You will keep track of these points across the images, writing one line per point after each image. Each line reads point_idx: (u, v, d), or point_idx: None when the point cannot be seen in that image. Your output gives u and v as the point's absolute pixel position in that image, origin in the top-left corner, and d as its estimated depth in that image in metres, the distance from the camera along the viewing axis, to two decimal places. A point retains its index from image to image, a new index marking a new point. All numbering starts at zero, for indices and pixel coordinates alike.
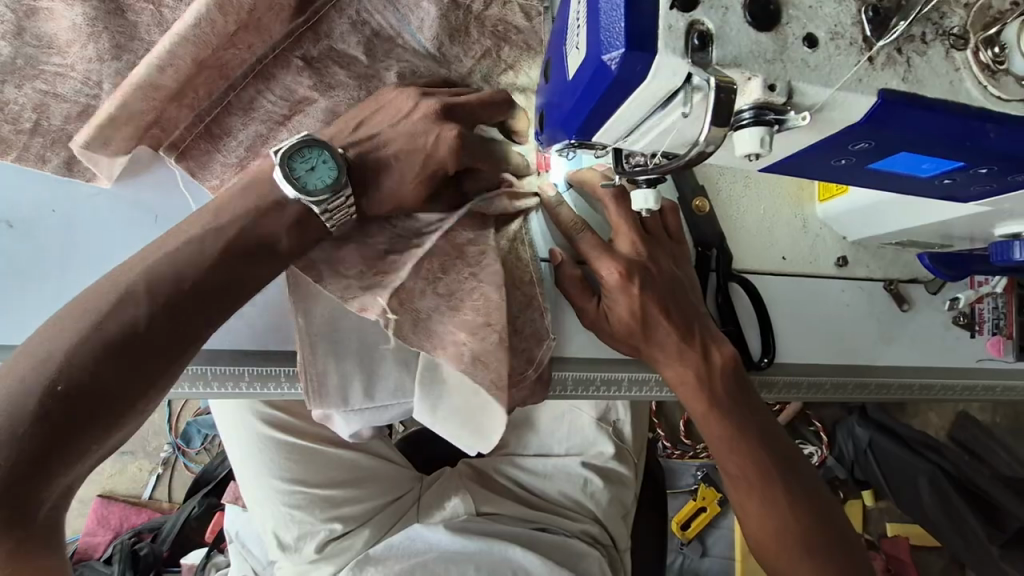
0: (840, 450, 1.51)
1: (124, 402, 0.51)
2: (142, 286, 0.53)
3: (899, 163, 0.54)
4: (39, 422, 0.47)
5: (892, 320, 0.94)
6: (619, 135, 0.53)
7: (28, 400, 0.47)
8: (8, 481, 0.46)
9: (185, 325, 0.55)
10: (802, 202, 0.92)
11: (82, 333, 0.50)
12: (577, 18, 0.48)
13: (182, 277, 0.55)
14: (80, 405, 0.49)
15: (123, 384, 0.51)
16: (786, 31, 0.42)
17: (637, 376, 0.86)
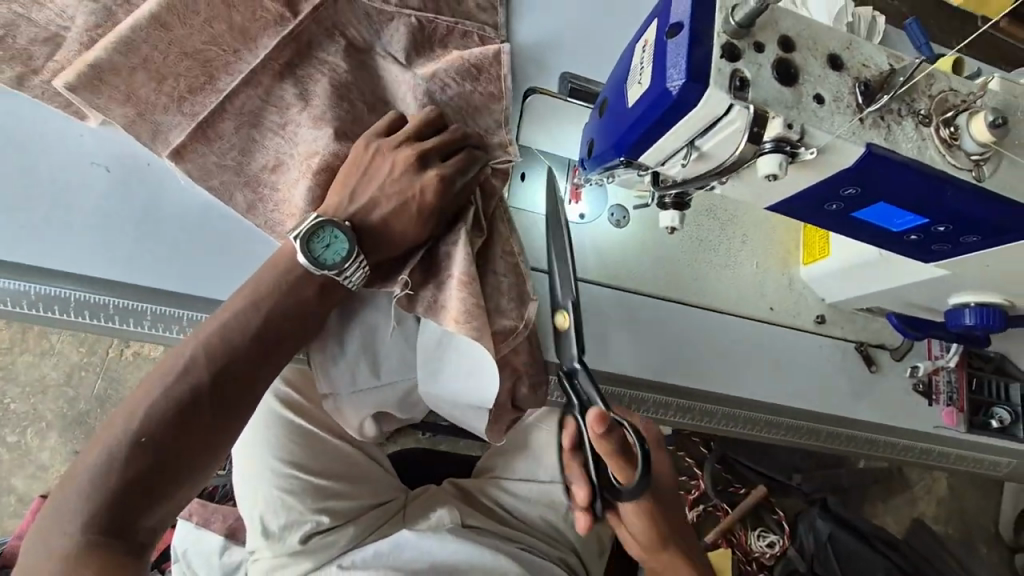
0: (801, 542, 1.58)
1: (203, 449, 0.64)
2: (206, 351, 0.66)
3: (876, 213, 0.67)
4: (136, 474, 0.60)
5: (862, 379, 1.06)
6: (661, 158, 0.65)
7: (121, 455, 0.60)
8: (116, 512, 0.58)
9: (236, 383, 0.67)
10: (789, 261, 1.05)
11: (167, 386, 0.64)
12: (641, 62, 0.61)
13: (225, 346, 0.67)
14: (164, 454, 0.62)
15: (197, 432, 0.64)
16: (802, 88, 0.56)
17: (639, 395, 0.93)
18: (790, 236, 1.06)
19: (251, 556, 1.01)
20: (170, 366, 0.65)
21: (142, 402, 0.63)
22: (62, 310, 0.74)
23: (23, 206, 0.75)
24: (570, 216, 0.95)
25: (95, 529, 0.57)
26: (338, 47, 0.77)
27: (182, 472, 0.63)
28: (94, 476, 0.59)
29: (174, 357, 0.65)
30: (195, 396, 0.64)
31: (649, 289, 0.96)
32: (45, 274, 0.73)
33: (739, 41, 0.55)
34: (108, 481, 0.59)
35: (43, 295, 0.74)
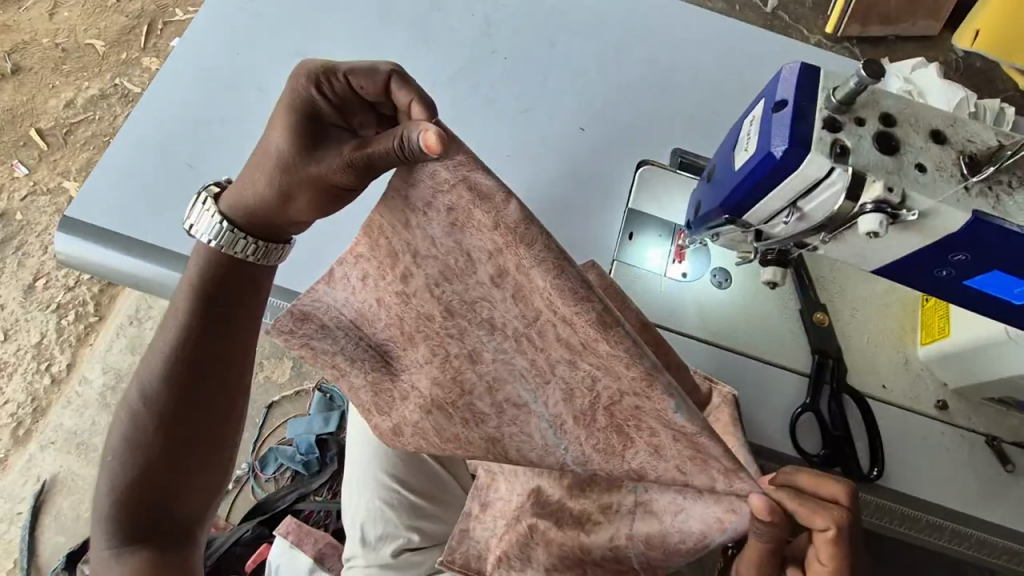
0: None
1: (192, 430, 0.78)
2: (174, 348, 0.77)
3: (992, 282, 0.67)
4: (167, 456, 0.76)
5: (996, 477, 0.96)
6: (764, 216, 0.72)
7: (153, 448, 0.76)
8: (164, 483, 0.76)
9: (214, 341, 0.78)
10: (904, 339, 1.02)
11: (158, 374, 0.77)
12: (748, 132, 0.70)
13: (206, 341, 0.78)
14: (187, 433, 0.77)
15: (187, 433, 0.77)
16: (902, 157, 0.62)
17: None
18: (906, 314, 1.04)
19: (346, 566, 1.08)
20: (152, 361, 0.77)
21: (151, 375, 0.77)
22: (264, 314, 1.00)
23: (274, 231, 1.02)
24: (672, 274, 1.02)
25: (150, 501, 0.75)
26: None
27: (196, 453, 0.78)
28: (137, 447, 0.75)
29: (173, 350, 0.77)
30: (196, 370, 0.77)
31: (748, 351, 0.98)
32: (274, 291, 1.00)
33: (839, 116, 0.63)
34: (147, 459, 0.75)
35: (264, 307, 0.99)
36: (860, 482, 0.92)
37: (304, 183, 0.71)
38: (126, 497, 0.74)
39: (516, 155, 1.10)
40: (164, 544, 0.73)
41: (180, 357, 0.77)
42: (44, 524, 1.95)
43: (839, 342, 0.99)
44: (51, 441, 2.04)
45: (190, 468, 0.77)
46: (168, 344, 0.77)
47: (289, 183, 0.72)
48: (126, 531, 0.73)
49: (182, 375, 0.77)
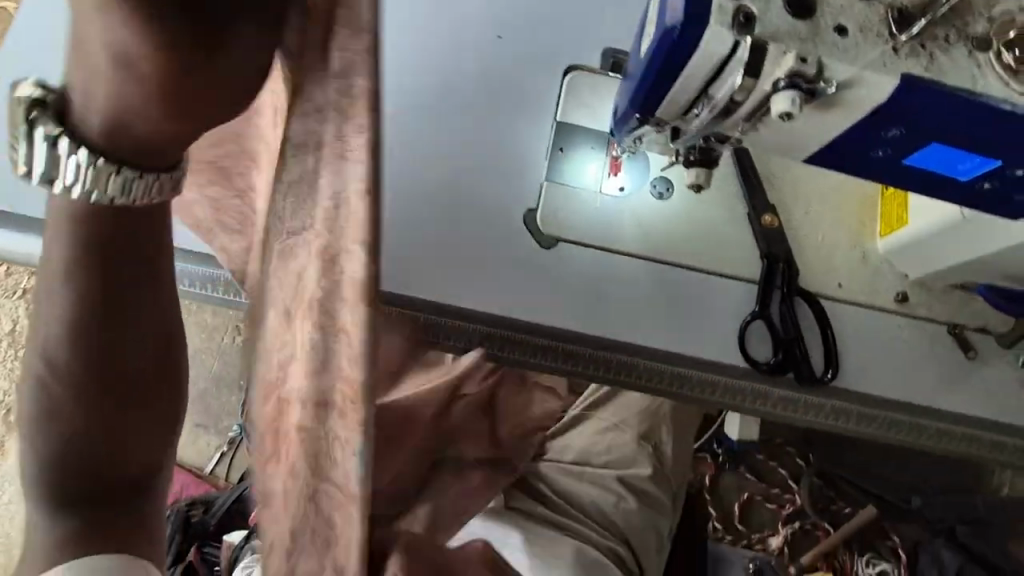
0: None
1: (117, 398, 0.55)
2: (60, 293, 0.51)
3: (932, 158, 0.60)
4: (89, 426, 0.54)
5: (957, 366, 0.92)
6: (676, 112, 0.64)
7: (68, 418, 0.54)
8: (91, 459, 0.55)
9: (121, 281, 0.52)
10: (863, 233, 0.95)
11: (56, 328, 0.52)
12: (650, 12, 0.60)
13: (112, 278, 0.52)
14: (109, 395, 0.54)
15: (114, 402, 0.55)
16: (818, 19, 0.53)
17: (631, 360, 0.89)
18: (863, 206, 0.97)
19: None
20: (37, 312, 0.53)
21: (45, 329, 0.53)
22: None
23: None
24: (609, 190, 0.94)
25: (75, 477, 0.55)
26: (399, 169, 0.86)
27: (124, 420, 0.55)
28: (46, 418, 0.54)
29: (54, 300, 0.52)
30: (91, 324, 0.52)
31: (693, 263, 0.92)
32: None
33: None
34: (62, 428, 0.54)
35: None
36: (813, 386, 0.88)
37: (104, 72, 0.38)
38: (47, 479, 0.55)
39: (392, 187, 0.94)
40: (108, 524, 0.56)
41: (60, 338, 0.53)
42: None
43: (790, 244, 0.93)
44: None
45: (122, 437, 0.56)
46: (53, 285, 0.52)
47: (150, 112, 0.39)
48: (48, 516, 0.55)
49: (74, 337, 0.52)
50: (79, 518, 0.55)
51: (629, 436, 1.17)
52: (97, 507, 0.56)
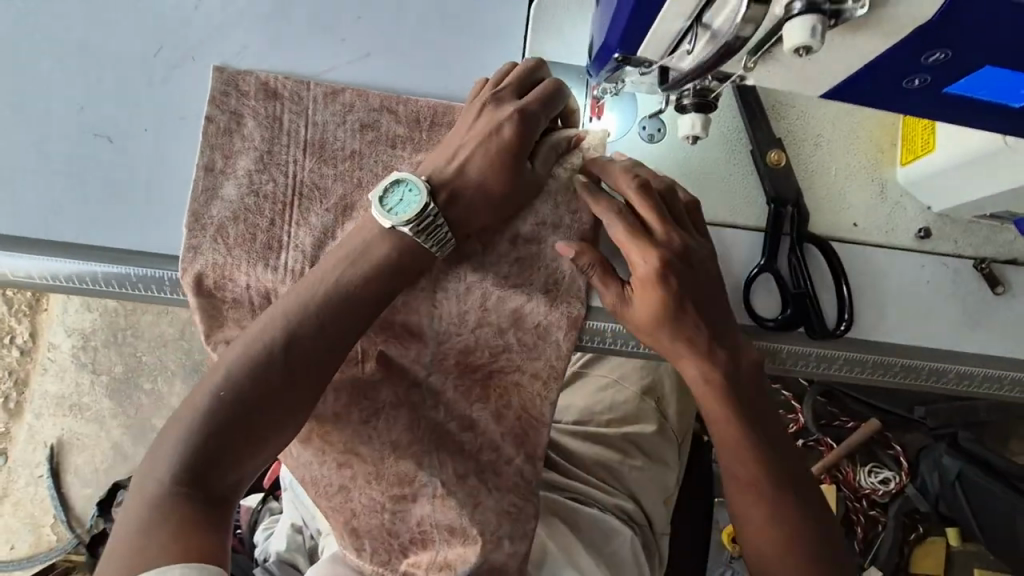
0: (924, 480, 1.50)
1: (275, 402, 0.66)
2: (289, 310, 0.69)
3: (982, 84, 0.49)
4: (237, 415, 0.65)
5: (983, 302, 0.84)
6: (665, 48, 0.52)
7: (222, 410, 0.64)
8: (220, 447, 0.64)
9: (330, 319, 0.69)
10: (881, 163, 0.85)
11: (253, 335, 0.67)
12: None
13: (322, 304, 0.68)
14: (264, 399, 0.65)
15: (269, 402, 0.66)
16: None
17: (625, 328, 0.82)
18: (879, 134, 0.86)
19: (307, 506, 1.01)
20: (257, 331, 0.68)
21: (245, 339, 0.68)
22: (135, 285, 0.77)
23: (107, 182, 0.76)
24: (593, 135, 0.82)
25: (195, 456, 0.63)
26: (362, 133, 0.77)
27: (267, 419, 0.66)
28: (204, 410, 0.64)
29: (267, 334, 0.67)
30: (278, 340, 0.67)
31: None
32: (139, 257, 0.76)
33: None
34: (206, 413, 0.64)
35: (135, 277, 0.76)
36: (825, 339, 0.81)
37: None
38: (172, 459, 0.63)
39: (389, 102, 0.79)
40: (210, 499, 0.62)
41: (307, 355, 0.68)
42: (67, 482, 1.87)
43: (799, 182, 0.83)
44: (41, 410, 1.91)
45: (254, 428, 0.65)
46: (294, 301, 0.69)
47: None
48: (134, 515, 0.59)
49: (250, 363, 0.66)
50: (179, 498, 0.60)
51: (629, 392, 1.15)
52: (192, 488, 0.61)
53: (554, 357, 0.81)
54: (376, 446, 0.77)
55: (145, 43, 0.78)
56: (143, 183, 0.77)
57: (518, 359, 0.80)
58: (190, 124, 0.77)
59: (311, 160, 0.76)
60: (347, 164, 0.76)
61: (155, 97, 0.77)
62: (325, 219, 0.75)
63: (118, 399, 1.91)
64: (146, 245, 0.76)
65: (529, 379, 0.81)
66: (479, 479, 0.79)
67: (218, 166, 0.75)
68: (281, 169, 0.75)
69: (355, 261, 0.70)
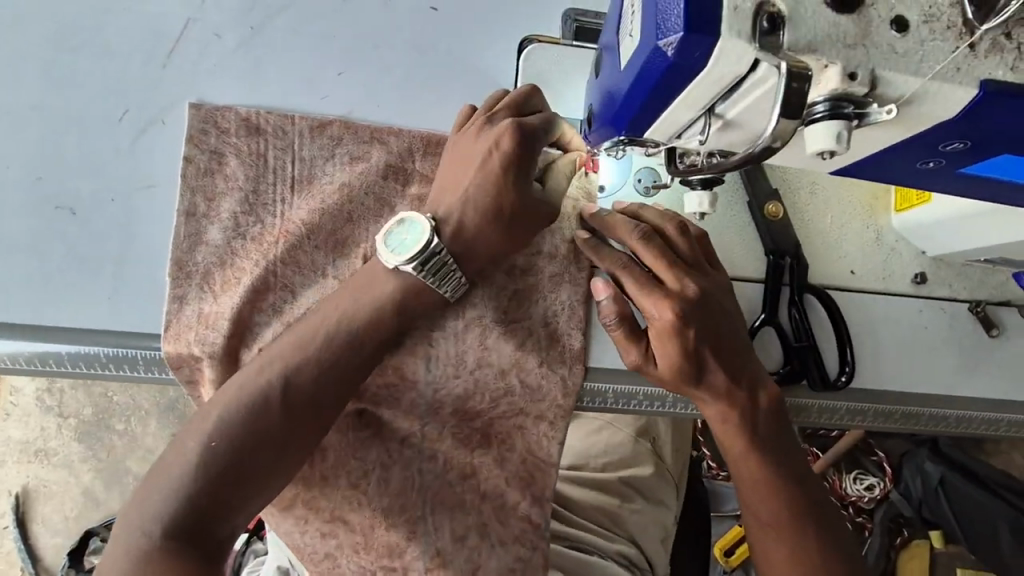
0: (906, 485, 1.40)
1: (278, 449, 0.62)
2: (289, 348, 0.64)
3: (999, 166, 0.47)
4: (233, 464, 0.60)
5: (977, 345, 0.85)
6: (673, 132, 0.49)
7: (215, 459, 0.59)
8: (214, 496, 0.59)
9: (336, 359, 0.64)
10: (876, 211, 0.85)
11: (250, 375, 0.63)
12: (633, 3, 0.44)
13: (325, 340, 0.64)
14: (261, 446, 0.61)
15: (268, 447, 0.61)
16: (870, 12, 0.38)
17: (625, 389, 0.79)
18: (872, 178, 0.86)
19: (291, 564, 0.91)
20: (253, 373, 0.63)
21: (242, 378, 0.63)
22: (105, 366, 0.71)
23: (74, 254, 0.71)
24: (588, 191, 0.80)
25: (187, 508, 0.58)
26: (354, 173, 0.74)
27: (265, 467, 0.61)
28: (195, 457, 0.59)
29: (265, 375, 0.62)
30: (276, 383, 0.62)
31: None
32: (109, 336, 0.70)
33: None
34: (198, 460, 0.59)
35: (105, 356, 0.70)
36: (828, 391, 0.80)
37: None
38: (163, 509, 0.58)
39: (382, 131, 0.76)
40: (204, 552, 0.58)
41: (304, 397, 0.63)
42: (34, 533, 1.68)
43: (796, 233, 0.81)
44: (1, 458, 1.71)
45: (249, 477, 0.60)
46: (294, 340, 0.64)
47: None
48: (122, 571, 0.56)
49: (241, 405, 0.61)
50: (172, 553, 0.56)
51: (625, 435, 1.10)
52: (184, 541, 0.57)
53: (559, 395, 0.76)
54: (368, 511, 0.73)
55: (110, 107, 0.73)
56: (110, 256, 0.71)
57: (519, 403, 0.76)
58: (158, 193, 0.73)
59: (299, 199, 0.73)
60: (336, 195, 0.72)
61: (121, 166, 0.72)
62: (316, 255, 0.71)
63: (89, 443, 1.72)
64: (117, 323, 0.71)
65: (532, 421, 0.76)
66: (482, 536, 0.74)
67: (201, 210, 0.71)
68: (268, 210, 0.72)
69: (360, 300, 0.65)
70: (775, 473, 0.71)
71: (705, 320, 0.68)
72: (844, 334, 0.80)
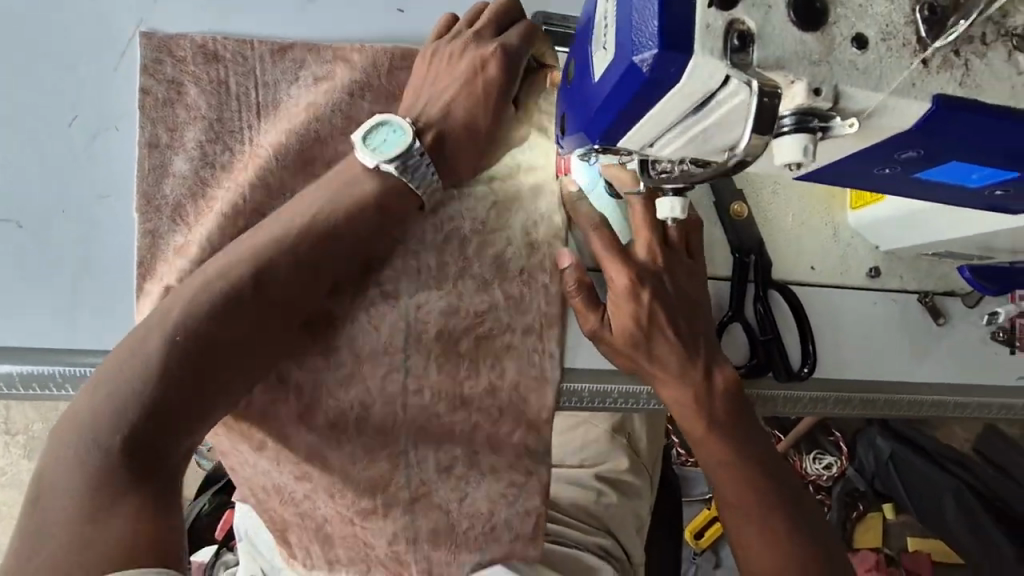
0: (860, 461, 1.49)
1: (248, 348, 0.60)
2: (258, 244, 0.62)
3: (949, 171, 0.50)
4: (197, 366, 0.56)
5: (924, 332, 0.90)
6: (645, 142, 0.49)
7: (175, 357, 0.55)
8: (175, 399, 0.54)
9: (309, 257, 0.63)
10: (833, 208, 0.89)
11: (215, 273, 0.60)
12: (605, 16, 0.45)
13: (295, 237, 0.63)
14: (230, 347, 0.58)
15: (237, 346, 0.59)
16: (833, 31, 0.39)
17: (601, 387, 0.79)
18: None
19: None
20: (220, 267, 0.60)
21: (205, 275, 0.60)
22: (59, 387, 0.67)
23: (23, 269, 0.67)
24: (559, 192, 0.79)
25: (143, 407, 0.53)
26: (320, 93, 0.73)
27: (232, 369, 0.58)
28: (155, 354, 0.55)
29: (234, 269, 0.60)
30: (247, 277, 0.60)
31: None
32: (66, 356, 0.67)
33: None
34: (156, 357, 0.54)
35: (60, 377, 0.66)
36: (792, 382, 0.83)
37: None
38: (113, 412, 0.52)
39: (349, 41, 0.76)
40: (159, 462, 0.52)
41: (276, 294, 0.62)
42: None
43: (760, 231, 0.84)
44: None
45: (216, 378, 0.57)
46: (263, 235, 0.62)
47: None
48: (64, 487, 0.48)
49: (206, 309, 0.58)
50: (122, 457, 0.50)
51: (600, 431, 1.12)
52: (136, 445, 0.51)
53: (545, 304, 0.76)
54: (348, 449, 0.70)
55: (62, 108, 0.69)
56: (63, 270, 0.68)
57: (506, 315, 0.75)
58: (115, 204, 0.69)
59: (266, 123, 0.72)
60: (303, 115, 0.72)
61: (76, 174, 0.69)
62: (285, 176, 0.71)
63: None
64: (75, 341, 0.67)
65: (519, 337, 0.76)
66: (466, 465, 0.74)
67: (163, 140, 0.70)
68: (235, 137, 0.71)
69: (332, 195, 0.65)
70: (734, 449, 0.73)
71: (661, 298, 0.72)
72: (807, 327, 0.84)
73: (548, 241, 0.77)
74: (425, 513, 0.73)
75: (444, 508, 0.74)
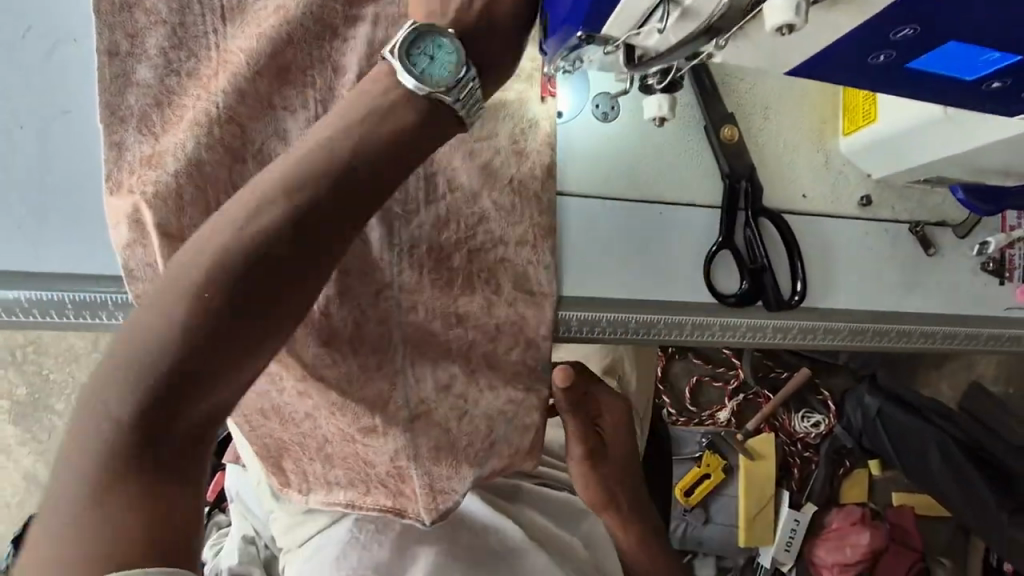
0: (848, 419, 1.46)
1: (282, 304, 0.47)
2: (294, 168, 0.48)
3: (944, 56, 0.49)
4: (219, 332, 0.45)
5: (915, 262, 0.89)
6: (630, 28, 0.48)
7: (197, 320, 0.44)
8: (193, 372, 0.44)
9: (348, 183, 0.49)
10: (825, 135, 0.87)
11: (248, 209, 0.47)
12: None
13: (331, 158, 0.48)
14: (264, 303, 0.46)
15: (270, 304, 0.46)
16: None
17: (590, 317, 0.77)
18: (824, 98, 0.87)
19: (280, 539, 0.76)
20: (253, 200, 0.47)
21: (238, 207, 0.47)
22: (28, 312, 0.65)
23: None
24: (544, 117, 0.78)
25: (156, 383, 0.44)
26: None
27: (270, 329, 0.47)
28: (180, 313, 0.44)
29: (268, 203, 0.47)
30: (282, 211, 0.47)
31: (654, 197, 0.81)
32: (31, 281, 0.65)
33: None
34: (178, 316, 0.44)
35: (25, 301, 0.65)
36: (781, 310, 0.82)
37: None
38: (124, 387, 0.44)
39: None
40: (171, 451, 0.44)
41: (311, 235, 0.48)
42: None
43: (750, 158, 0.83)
44: None
45: (248, 343, 0.46)
46: (297, 158, 0.48)
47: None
48: (76, 466, 0.43)
49: (253, 244, 0.46)
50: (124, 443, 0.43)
51: None
52: (145, 429, 0.44)
53: (536, 214, 0.73)
54: (338, 365, 0.62)
55: (12, 20, 0.65)
56: (24, 191, 0.65)
57: (497, 229, 0.70)
58: (75, 119, 0.66)
59: (233, 29, 0.65)
60: (272, 17, 0.63)
61: (31, 90, 0.65)
62: (257, 83, 0.63)
63: (26, 425, 1.55)
64: (39, 263, 0.65)
65: (513, 249, 0.72)
66: (455, 372, 0.68)
67: (123, 49, 0.64)
68: (200, 43, 0.65)
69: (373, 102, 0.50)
70: None
71: None
72: (795, 252, 0.82)
73: (537, 150, 0.73)
74: (426, 431, 0.67)
75: (443, 425, 0.68)
